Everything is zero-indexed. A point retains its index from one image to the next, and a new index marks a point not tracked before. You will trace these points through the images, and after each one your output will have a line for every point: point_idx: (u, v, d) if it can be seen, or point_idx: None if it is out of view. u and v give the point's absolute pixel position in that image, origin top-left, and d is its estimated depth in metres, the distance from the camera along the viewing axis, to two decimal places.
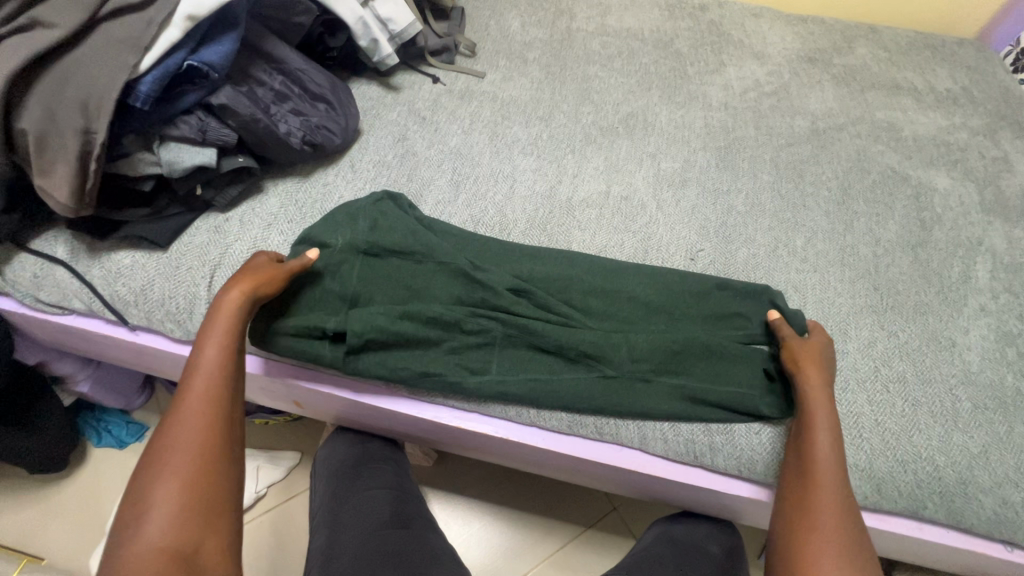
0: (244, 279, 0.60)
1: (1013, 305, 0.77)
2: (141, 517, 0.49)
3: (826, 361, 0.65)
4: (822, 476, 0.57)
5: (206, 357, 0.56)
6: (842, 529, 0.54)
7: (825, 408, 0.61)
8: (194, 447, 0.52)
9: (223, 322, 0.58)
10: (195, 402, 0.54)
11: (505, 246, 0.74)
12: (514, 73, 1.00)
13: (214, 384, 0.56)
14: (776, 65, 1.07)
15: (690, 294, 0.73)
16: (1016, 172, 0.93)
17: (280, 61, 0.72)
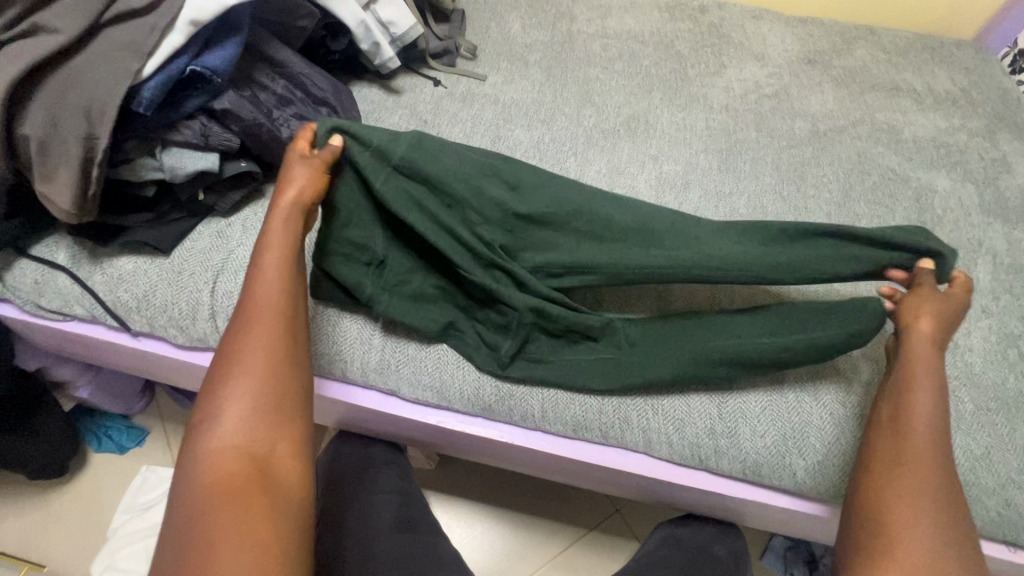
0: (291, 188, 0.60)
1: (1014, 307, 0.78)
2: (215, 412, 0.50)
3: (953, 317, 0.60)
4: (920, 412, 0.56)
5: (266, 265, 0.57)
6: (936, 463, 0.53)
7: (932, 355, 0.58)
8: (260, 350, 0.53)
9: (279, 232, 0.59)
10: (262, 310, 0.55)
11: (575, 195, 0.68)
12: (515, 75, 0.99)
13: (279, 295, 0.56)
14: (776, 67, 1.07)
15: (779, 246, 0.66)
16: (1015, 174, 0.94)
17: (282, 65, 0.72)
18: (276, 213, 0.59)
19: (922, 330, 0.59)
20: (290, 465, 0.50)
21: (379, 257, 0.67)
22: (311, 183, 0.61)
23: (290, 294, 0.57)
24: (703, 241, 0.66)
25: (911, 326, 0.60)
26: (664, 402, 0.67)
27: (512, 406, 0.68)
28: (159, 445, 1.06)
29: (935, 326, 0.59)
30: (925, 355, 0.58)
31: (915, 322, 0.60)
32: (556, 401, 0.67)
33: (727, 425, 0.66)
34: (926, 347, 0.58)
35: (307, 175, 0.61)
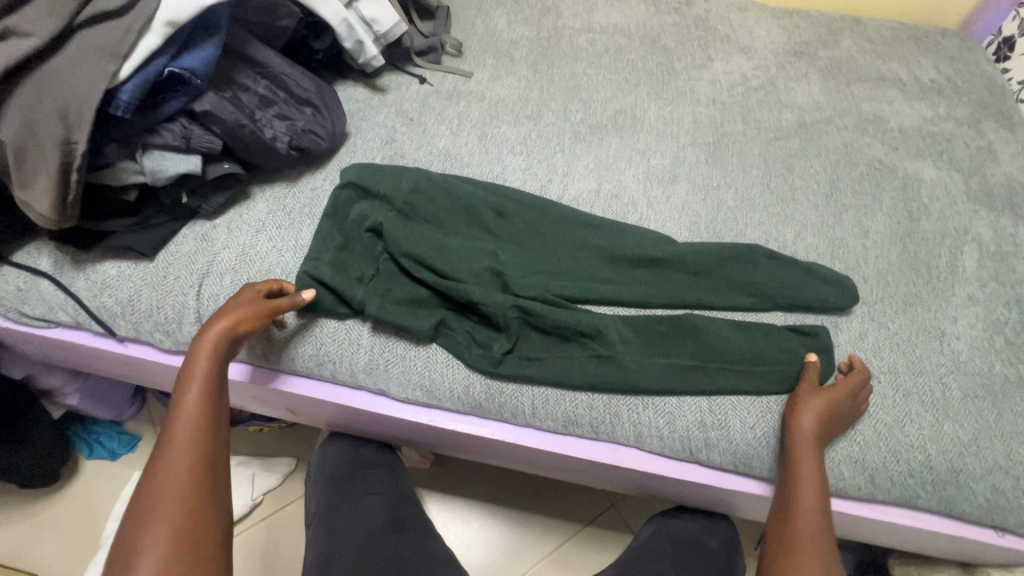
0: (223, 316, 0.60)
1: (1000, 294, 0.78)
2: (126, 569, 0.47)
3: (841, 408, 0.63)
4: (802, 509, 0.59)
5: (187, 400, 0.56)
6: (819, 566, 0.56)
7: (812, 454, 0.61)
8: (181, 489, 0.51)
9: (202, 361, 0.58)
10: (180, 447, 0.53)
11: (540, 218, 0.78)
12: (501, 72, 0.99)
13: (198, 428, 0.54)
14: (762, 59, 1.07)
15: (716, 260, 0.75)
16: (1000, 162, 0.94)
17: (263, 65, 0.71)
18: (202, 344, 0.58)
19: (802, 419, 0.62)
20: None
21: (369, 273, 0.69)
22: (244, 305, 0.61)
23: (213, 428, 0.56)
24: (654, 256, 0.75)
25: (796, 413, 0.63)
26: (652, 397, 0.67)
27: (502, 403, 0.68)
28: (150, 451, 1.06)
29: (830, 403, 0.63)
30: (805, 447, 0.61)
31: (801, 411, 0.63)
32: (547, 396, 0.67)
33: (717, 418, 0.66)
34: (808, 442, 0.61)
35: (248, 310, 0.60)
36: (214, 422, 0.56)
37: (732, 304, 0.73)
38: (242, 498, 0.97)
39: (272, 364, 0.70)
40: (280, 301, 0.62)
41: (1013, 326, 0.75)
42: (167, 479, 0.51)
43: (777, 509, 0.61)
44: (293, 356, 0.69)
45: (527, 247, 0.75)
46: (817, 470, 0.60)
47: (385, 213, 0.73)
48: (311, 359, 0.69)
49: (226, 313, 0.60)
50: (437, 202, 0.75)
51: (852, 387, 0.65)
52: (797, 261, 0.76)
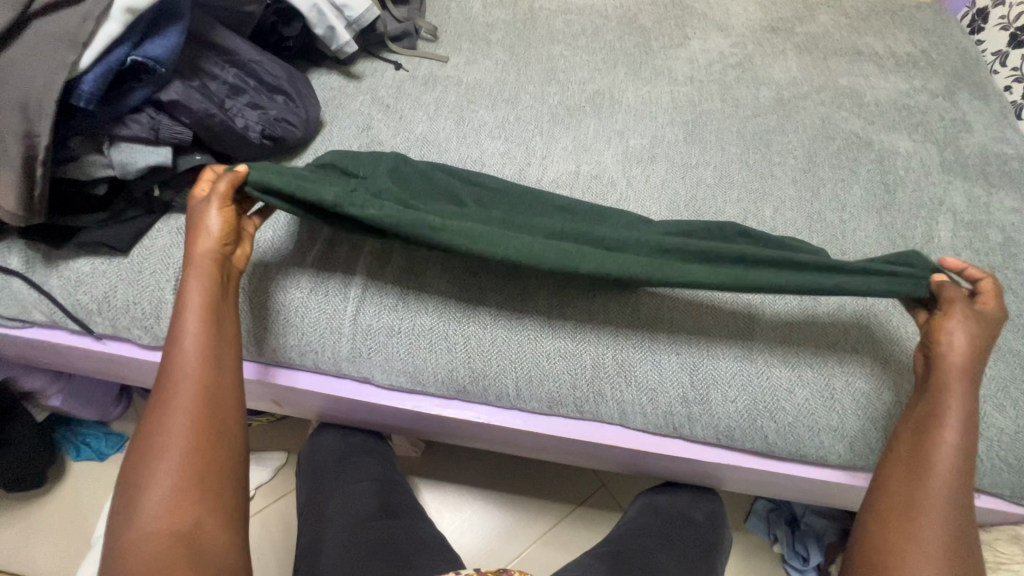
0: (198, 237, 0.57)
1: (974, 262, 0.80)
2: (139, 492, 0.51)
3: (990, 333, 0.60)
4: (941, 456, 0.57)
5: (189, 329, 0.56)
6: (945, 491, 0.57)
7: (967, 384, 0.58)
8: (184, 425, 0.53)
9: (196, 294, 0.56)
10: (184, 376, 0.54)
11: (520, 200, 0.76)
12: (478, 55, 0.98)
13: (201, 357, 0.55)
14: (739, 36, 1.07)
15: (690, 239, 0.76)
16: (974, 132, 0.95)
17: (231, 53, 0.70)
18: (193, 275, 0.57)
19: (960, 351, 0.58)
20: (218, 541, 0.51)
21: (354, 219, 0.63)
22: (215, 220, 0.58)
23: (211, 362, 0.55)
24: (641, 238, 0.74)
25: (950, 348, 0.59)
26: (635, 373, 0.67)
27: (486, 386, 0.68)
28: None
29: (972, 339, 0.59)
30: (956, 381, 0.58)
31: (958, 348, 0.59)
32: (530, 377, 0.67)
33: (699, 392, 0.67)
34: (959, 378, 0.58)
35: (213, 216, 0.57)
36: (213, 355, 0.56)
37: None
38: None
39: (253, 356, 0.70)
40: (223, 185, 0.58)
41: None
42: (171, 412, 0.53)
43: (905, 435, 0.61)
44: (272, 348, 0.69)
45: None
46: (969, 415, 0.58)
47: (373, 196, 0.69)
48: (293, 349, 0.68)
49: (198, 225, 0.58)
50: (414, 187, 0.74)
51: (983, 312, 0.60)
52: (775, 236, 0.76)
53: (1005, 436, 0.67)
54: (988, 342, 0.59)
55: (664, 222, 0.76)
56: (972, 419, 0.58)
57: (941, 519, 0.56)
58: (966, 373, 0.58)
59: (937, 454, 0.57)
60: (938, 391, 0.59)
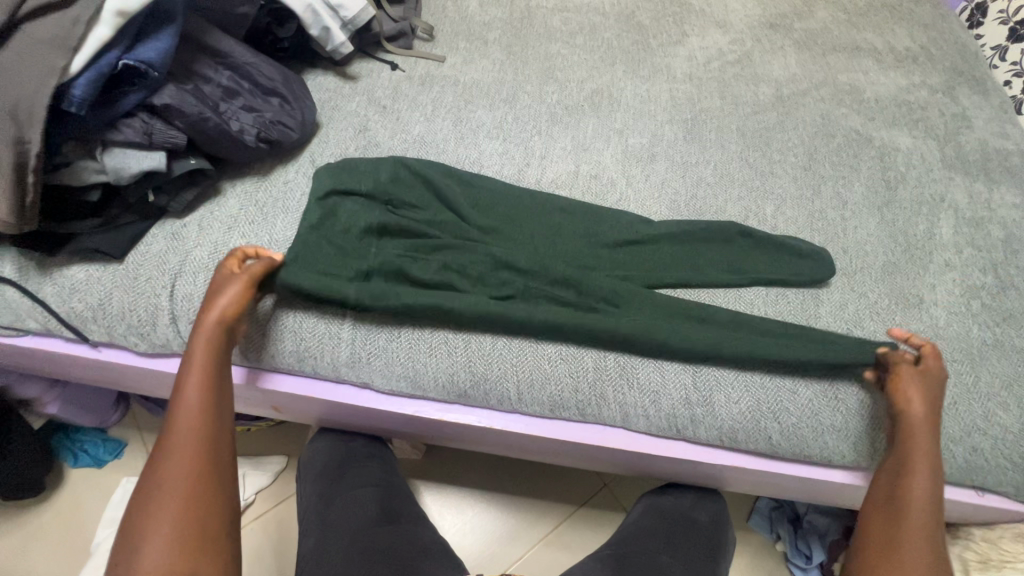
0: (215, 303, 0.60)
1: (976, 259, 0.79)
2: (135, 551, 0.51)
3: (936, 393, 0.63)
4: (915, 504, 0.59)
5: (190, 387, 0.58)
6: (922, 545, 0.58)
7: (930, 437, 0.60)
8: (185, 480, 0.54)
9: (203, 354, 0.59)
10: (184, 434, 0.56)
11: (518, 204, 0.77)
12: (475, 55, 0.97)
13: (201, 415, 0.57)
14: (738, 33, 1.06)
15: (689, 240, 0.76)
16: (974, 128, 0.95)
17: (225, 55, 0.69)
18: (200, 336, 0.59)
19: (915, 405, 0.61)
20: None
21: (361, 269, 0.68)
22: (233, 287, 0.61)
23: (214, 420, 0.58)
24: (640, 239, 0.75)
25: (907, 404, 0.61)
26: (637, 374, 0.67)
27: (487, 389, 0.67)
28: (137, 457, 1.04)
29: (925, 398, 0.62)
30: (919, 432, 0.61)
31: (913, 403, 0.61)
32: (531, 380, 0.67)
33: (702, 394, 0.66)
34: (922, 431, 0.61)
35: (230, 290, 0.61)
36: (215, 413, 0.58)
37: (711, 280, 0.73)
38: None
39: (251, 362, 0.69)
40: (256, 271, 0.62)
41: (989, 290, 0.76)
42: (170, 470, 0.54)
43: (879, 488, 0.62)
44: (270, 354, 0.68)
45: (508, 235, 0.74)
46: (933, 465, 0.60)
47: (375, 212, 0.72)
48: (291, 355, 0.68)
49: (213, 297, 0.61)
50: (416, 191, 0.75)
51: (929, 374, 0.64)
52: (773, 235, 0.76)
53: (1009, 435, 0.66)
54: (936, 402, 0.62)
55: (663, 223, 0.77)
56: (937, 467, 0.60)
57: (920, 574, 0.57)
58: (928, 427, 0.61)
59: (909, 506, 0.59)
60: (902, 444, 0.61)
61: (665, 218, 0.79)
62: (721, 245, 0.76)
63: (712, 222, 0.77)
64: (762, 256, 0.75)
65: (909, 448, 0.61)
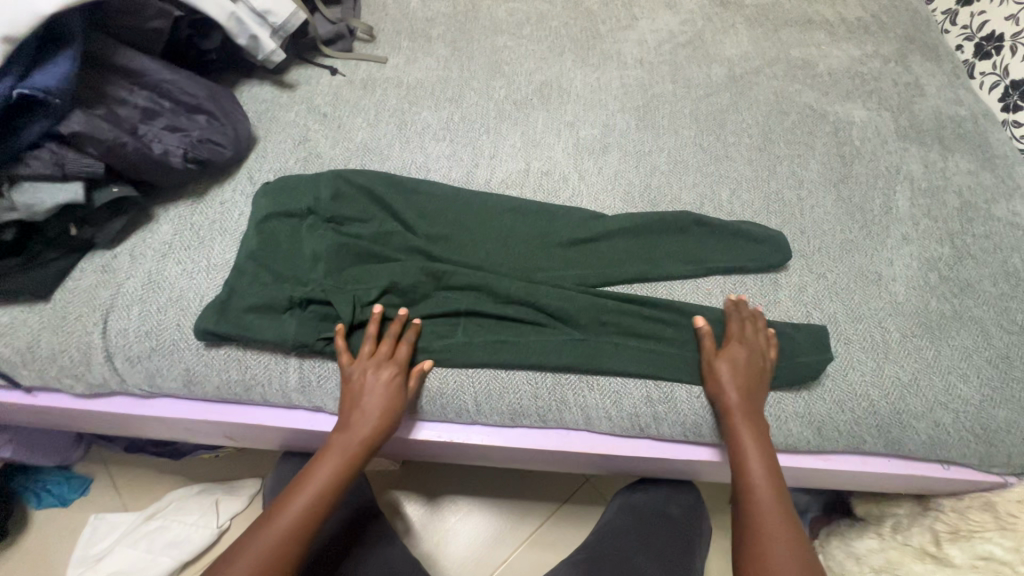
0: (369, 394, 0.61)
1: (933, 230, 0.79)
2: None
3: (750, 370, 0.63)
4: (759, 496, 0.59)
5: (326, 465, 0.60)
6: (772, 514, 0.58)
7: (746, 406, 0.61)
8: (272, 557, 0.54)
9: (332, 462, 0.60)
10: (296, 509, 0.57)
11: (465, 208, 0.75)
12: (418, 53, 0.94)
13: (318, 496, 0.58)
14: (689, 13, 1.03)
15: (644, 233, 0.74)
16: (927, 96, 0.94)
17: (139, 74, 0.65)
18: (339, 444, 0.60)
19: (724, 385, 0.62)
20: None
21: (296, 296, 0.64)
22: (394, 398, 0.61)
23: (311, 531, 0.57)
24: (593, 238, 0.73)
25: (722, 393, 0.62)
26: (597, 377, 0.66)
27: (445, 404, 0.65)
28: (104, 491, 1.01)
29: (734, 368, 0.62)
30: (737, 413, 0.61)
31: (725, 390, 0.62)
32: (489, 391, 0.65)
33: (664, 390, 0.65)
34: (739, 403, 0.61)
35: (388, 383, 0.61)
36: (315, 525, 0.58)
37: (666, 274, 0.71)
38: (208, 527, 0.94)
39: (194, 394, 0.66)
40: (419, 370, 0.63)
41: (946, 261, 0.76)
42: (263, 537, 0.55)
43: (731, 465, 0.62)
44: (216, 386, 0.65)
45: (456, 243, 0.72)
46: (761, 442, 0.61)
47: (318, 230, 0.70)
48: (237, 385, 0.65)
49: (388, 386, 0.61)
50: (359, 203, 0.72)
51: (751, 351, 0.64)
52: (732, 222, 0.74)
53: (971, 406, 0.66)
54: (753, 386, 0.62)
55: (615, 217, 0.75)
56: (765, 445, 0.61)
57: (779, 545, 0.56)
58: (743, 399, 0.61)
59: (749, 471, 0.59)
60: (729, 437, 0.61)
61: (621, 211, 0.77)
62: (678, 235, 0.75)
63: (667, 212, 0.75)
64: (721, 244, 0.74)
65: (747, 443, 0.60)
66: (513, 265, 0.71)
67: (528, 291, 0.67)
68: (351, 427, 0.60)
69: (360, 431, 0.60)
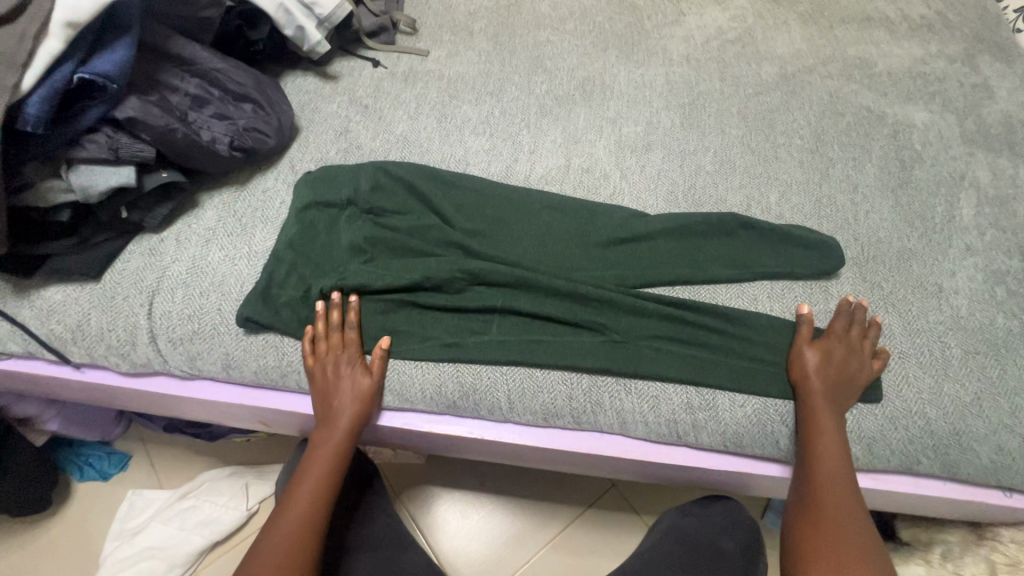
0: (340, 384, 0.62)
1: (1001, 241, 0.74)
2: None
3: (848, 363, 0.61)
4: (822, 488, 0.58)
5: (318, 454, 0.63)
6: (841, 505, 0.58)
7: (833, 398, 0.60)
8: (286, 544, 0.58)
9: (320, 455, 0.63)
10: (302, 499, 0.61)
11: (503, 203, 0.74)
12: (459, 47, 0.93)
13: (319, 484, 0.62)
14: (739, 9, 1.00)
15: (687, 235, 0.72)
16: (997, 99, 0.88)
17: (191, 62, 0.66)
18: (321, 438, 0.63)
19: (811, 373, 0.61)
20: None
21: (332, 287, 0.65)
22: (364, 384, 0.62)
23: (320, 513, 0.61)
24: (634, 238, 0.71)
25: (804, 378, 0.61)
26: (634, 381, 0.64)
27: (478, 400, 0.64)
28: (141, 468, 1.05)
29: (824, 358, 0.62)
30: (819, 403, 0.60)
31: (807, 375, 0.61)
32: (523, 390, 0.64)
33: (704, 396, 0.63)
34: (823, 393, 0.60)
35: (351, 373, 0.62)
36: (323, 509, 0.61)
37: (709, 278, 0.69)
38: (237, 509, 0.97)
39: (231, 377, 0.66)
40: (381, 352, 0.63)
41: (1015, 275, 0.71)
42: (280, 526, 0.59)
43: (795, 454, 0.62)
44: (252, 371, 0.65)
45: (493, 238, 0.71)
46: (838, 434, 0.59)
47: (356, 221, 0.70)
48: (272, 371, 0.65)
49: (354, 375, 0.62)
50: (398, 195, 0.72)
51: (849, 346, 0.63)
52: (781, 226, 0.71)
53: None
54: (843, 376, 0.61)
55: (658, 217, 0.73)
56: (841, 437, 0.59)
57: (842, 533, 0.57)
58: (827, 390, 0.60)
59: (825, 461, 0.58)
60: (802, 424, 0.61)
61: (665, 212, 0.75)
62: (723, 238, 0.72)
63: (712, 213, 0.72)
64: (769, 248, 0.71)
65: (814, 433, 0.59)
66: (549, 263, 0.70)
67: (564, 292, 0.66)
68: (332, 420, 0.62)
69: (337, 424, 0.62)
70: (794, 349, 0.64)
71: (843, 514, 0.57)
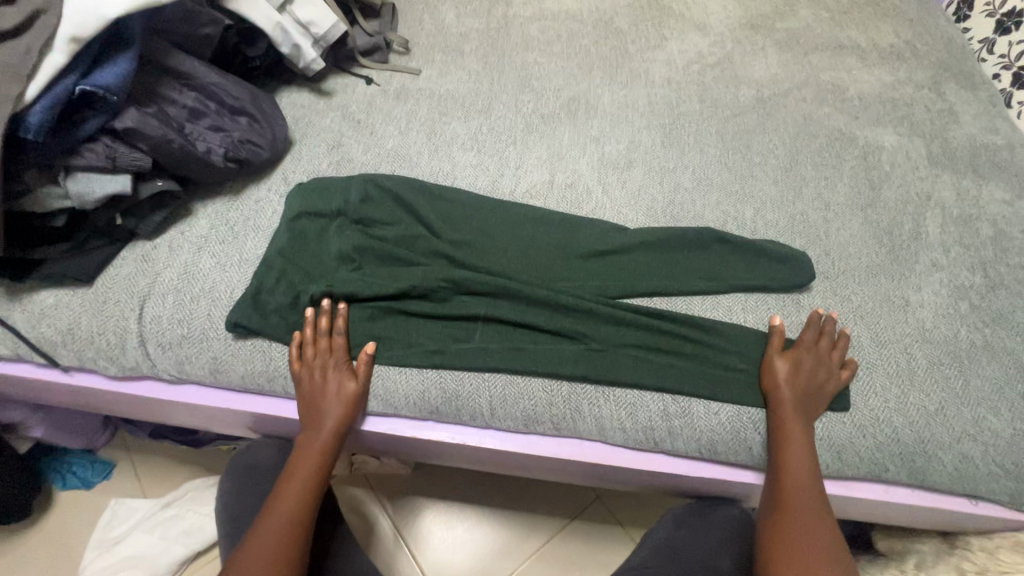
0: (326, 390, 0.63)
1: (964, 258, 0.77)
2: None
3: (816, 372, 0.64)
4: (791, 493, 0.60)
5: (304, 458, 0.64)
6: (809, 509, 0.59)
7: (800, 405, 0.62)
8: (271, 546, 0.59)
9: (306, 460, 0.64)
10: (287, 502, 0.62)
11: (489, 215, 0.76)
12: (451, 67, 0.97)
13: (304, 488, 0.63)
14: (718, 35, 1.04)
15: (665, 248, 0.75)
16: (961, 123, 0.93)
17: (189, 76, 0.69)
18: (307, 443, 0.64)
19: (780, 382, 0.63)
20: None
21: (320, 294, 0.67)
22: (350, 389, 0.64)
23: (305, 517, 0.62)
24: (613, 250, 0.74)
25: (774, 386, 0.64)
26: (613, 389, 0.66)
27: (460, 406, 0.66)
28: (124, 476, 1.04)
29: (793, 367, 0.64)
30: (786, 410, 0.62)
31: (778, 384, 0.63)
32: (504, 396, 0.66)
33: (680, 404, 0.65)
34: (790, 401, 0.63)
35: (338, 379, 0.64)
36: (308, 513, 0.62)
37: (686, 289, 0.71)
38: None
39: (218, 381, 0.68)
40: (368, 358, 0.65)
41: (978, 290, 0.74)
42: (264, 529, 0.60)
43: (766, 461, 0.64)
44: (239, 375, 0.67)
45: (478, 248, 0.73)
46: (806, 441, 0.61)
47: (345, 230, 0.72)
48: (258, 376, 0.67)
49: (342, 380, 0.64)
50: (387, 206, 0.75)
51: (818, 356, 0.65)
52: (755, 241, 0.74)
53: (1000, 439, 0.64)
54: (812, 385, 0.63)
55: (637, 231, 0.75)
56: (809, 443, 0.61)
57: (811, 537, 0.58)
58: (794, 398, 0.63)
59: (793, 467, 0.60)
60: (772, 431, 0.63)
61: (645, 226, 0.78)
62: (700, 251, 0.75)
63: (689, 227, 0.75)
64: (743, 262, 0.74)
65: (783, 440, 0.61)
66: (532, 274, 0.72)
67: (545, 301, 0.68)
68: (318, 425, 0.64)
69: (323, 428, 0.63)
70: (765, 359, 0.66)
71: (812, 518, 0.59)
